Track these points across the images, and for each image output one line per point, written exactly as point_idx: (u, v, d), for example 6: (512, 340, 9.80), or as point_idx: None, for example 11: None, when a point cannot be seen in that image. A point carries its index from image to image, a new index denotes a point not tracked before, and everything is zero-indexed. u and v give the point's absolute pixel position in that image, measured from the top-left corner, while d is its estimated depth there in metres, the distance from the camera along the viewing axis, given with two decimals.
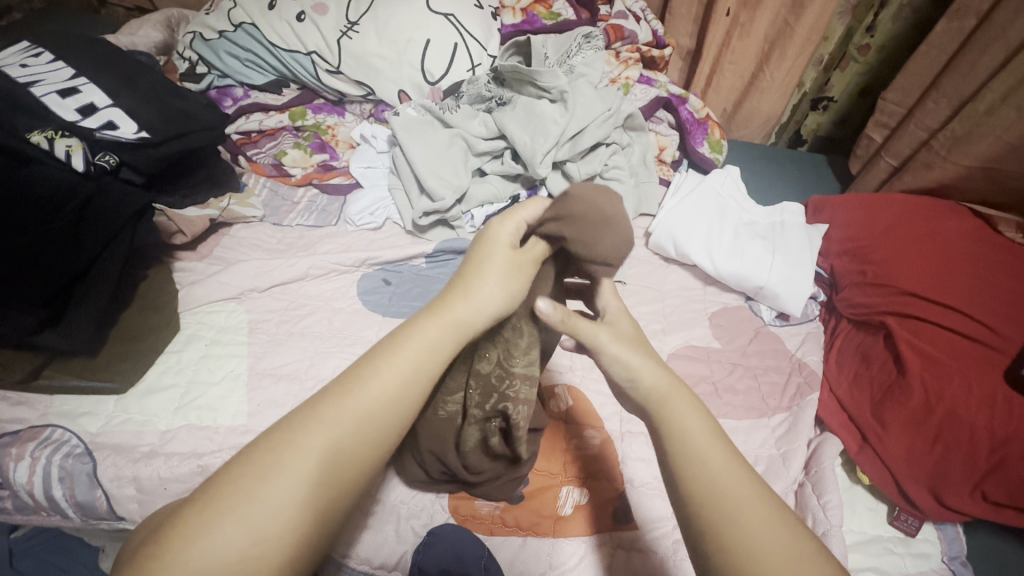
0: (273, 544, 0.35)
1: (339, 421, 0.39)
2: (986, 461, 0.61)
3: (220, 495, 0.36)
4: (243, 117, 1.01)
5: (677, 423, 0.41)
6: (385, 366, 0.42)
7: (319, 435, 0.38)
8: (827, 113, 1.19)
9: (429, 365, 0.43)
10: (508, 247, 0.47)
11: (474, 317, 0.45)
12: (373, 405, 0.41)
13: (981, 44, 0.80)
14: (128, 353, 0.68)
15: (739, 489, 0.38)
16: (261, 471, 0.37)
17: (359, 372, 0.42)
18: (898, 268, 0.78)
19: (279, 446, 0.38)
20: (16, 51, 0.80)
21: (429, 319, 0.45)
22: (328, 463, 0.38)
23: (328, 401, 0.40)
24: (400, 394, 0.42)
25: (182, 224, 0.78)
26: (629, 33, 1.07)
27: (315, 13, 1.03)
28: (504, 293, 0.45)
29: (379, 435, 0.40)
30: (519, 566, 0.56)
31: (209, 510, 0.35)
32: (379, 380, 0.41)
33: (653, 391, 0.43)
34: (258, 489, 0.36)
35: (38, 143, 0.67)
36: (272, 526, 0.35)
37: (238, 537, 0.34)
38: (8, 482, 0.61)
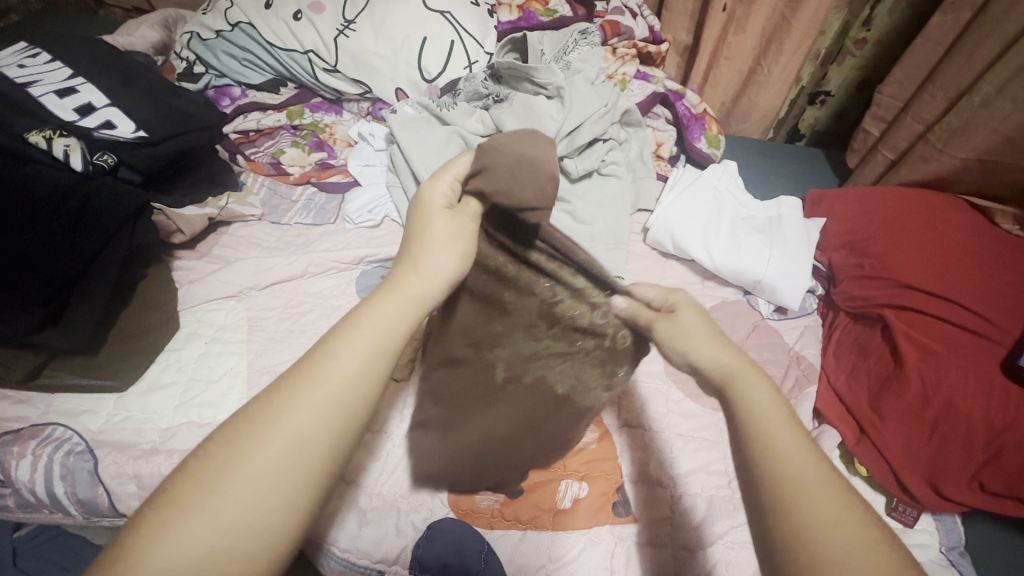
0: (240, 530, 0.34)
1: (297, 409, 0.38)
2: (983, 451, 0.61)
3: (179, 492, 0.35)
4: (241, 116, 1.01)
5: (751, 400, 0.41)
6: (341, 347, 0.41)
7: (278, 424, 0.38)
8: (824, 107, 1.19)
9: (384, 340, 0.43)
10: (441, 211, 0.52)
11: (425, 286, 0.47)
12: (334, 387, 0.39)
13: (977, 36, 0.79)
14: (128, 352, 0.68)
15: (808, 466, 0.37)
16: (223, 464, 0.36)
17: (314, 355, 0.41)
18: (895, 261, 0.78)
19: (241, 438, 0.37)
20: (13, 52, 0.80)
21: (384, 299, 0.46)
22: (292, 451, 0.37)
23: (284, 388, 0.40)
24: (359, 372, 0.41)
25: (180, 223, 0.78)
26: (626, 29, 1.07)
27: (311, 11, 1.03)
28: (454, 249, 0.50)
29: (343, 416, 0.39)
30: (518, 559, 0.57)
31: (170, 506, 0.35)
32: (337, 364, 0.41)
33: (725, 368, 0.43)
34: (220, 482, 0.36)
35: (37, 143, 0.68)
36: (236, 514, 0.35)
37: (203, 530, 0.34)
38: (11, 480, 0.61)
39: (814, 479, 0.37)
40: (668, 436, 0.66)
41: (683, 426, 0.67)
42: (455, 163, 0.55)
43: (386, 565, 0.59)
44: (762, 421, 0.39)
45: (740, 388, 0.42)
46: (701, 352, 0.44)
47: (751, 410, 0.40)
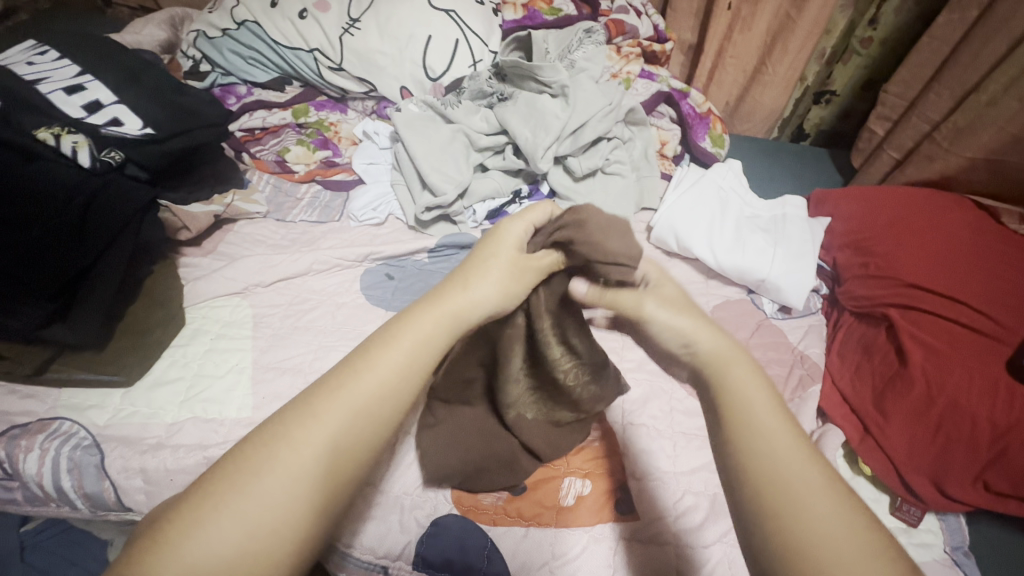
0: (267, 535, 0.34)
1: (332, 417, 0.39)
2: (988, 451, 0.61)
3: (213, 491, 0.35)
4: (247, 115, 1.01)
5: (738, 394, 0.40)
6: (380, 358, 0.42)
7: (313, 430, 0.38)
8: (829, 106, 1.19)
9: (421, 355, 0.43)
10: (516, 250, 0.50)
11: (471, 309, 0.46)
12: (369, 396, 0.40)
13: (984, 35, 0.79)
14: (134, 348, 0.69)
15: (798, 464, 0.36)
16: (255, 467, 0.36)
17: (352, 364, 0.42)
18: (901, 260, 0.77)
19: (275, 441, 0.37)
20: (23, 50, 0.81)
21: (427, 308, 0.45)
22: (325, 458, 0.37)
23: (320, 394, 0.40)
24: (393, 386, 0.41)
25: (188, 220, 0.79)
26: (631, 28, 1.07)
27: (317, 10, 1.04)
28: (504, 285, 0.48)
29: (373, 427, 0.39)
30: (521, 556, 0.57)
31: (202, 506, 0.35)
32: (374, 375, 0.41)
33: (714, 361, 0.43)
34: (251, 485, 0.36)
35: (45, 140, 0.69)
36: (265, 517, 0.35)
37: (232, 532, 0.34)
38: (18, 473, 0.62)
39: (805, 478, 0.36)
40: (671, 434, 0.66)
41: (685, 424, 0.67)
42: (536, 208, 0.53)
43: (391, 561, 0.59)
44: (750, 417, 0.39)
45: (730, 382, 0.41)
46: (703, 338, 0.44)
47: (736, 405, 0.40)
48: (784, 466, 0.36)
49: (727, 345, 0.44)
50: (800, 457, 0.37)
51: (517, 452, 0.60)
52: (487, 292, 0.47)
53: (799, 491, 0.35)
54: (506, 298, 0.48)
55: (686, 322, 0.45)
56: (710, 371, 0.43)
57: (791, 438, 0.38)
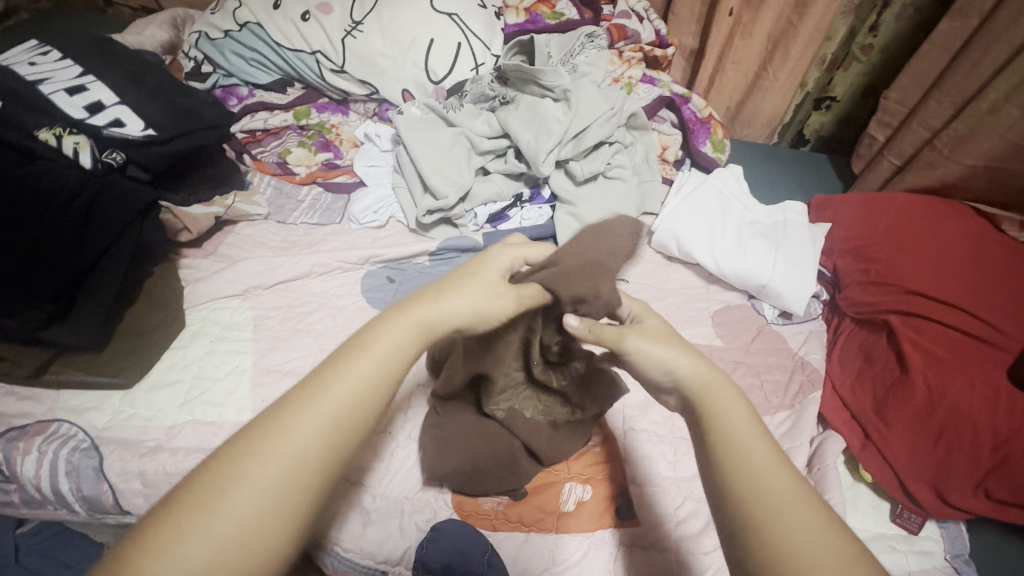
0: (236, 550, 0.34)
1: (302, 428, 0.38)
2: (990, 459, 0.61)
3: (181, 506, 0.35)
4: (247, 116, 1.01)
5: (721, 413, 0.41)
6: (350, 368, 0.41)
7: (282, 442, 0.38)
8: (829, 112, 1.19)
9: (391, 365, 0.43)
10: (497, 273, 0.50)
11: (445, 322, 0.46)
12: (340, 407, 0.40)
13: (984, 43, 0.79)
14: (133, 350, 0.68)
15: (777, 475, 0.37)
16: (222, 482, 0.36)
17: (321, 375, 0.41)
18: (901, 267, 0.78)
19: (244, 455, 0.37)
20: (25, 50, 0.81)
21: (397, 317, 0.45)
22: (295, 470, 0.37)
23: (289, 405, 0.40)
24: (364, 395, 0.41)
25: (188, 221, 0.79)
26: (632, 33, 1.08)
27: (319, 12, 1.04)
28: (475, 302, 0.47)
29: (345, 436, 0.39)
30: (522, 562, 0.57)
31: (166, 522, 0.34)
32: (344, 384, 0.41)
33: (697, 385, 0.43)
34: (219, 500, 0.35)
35: (47, 140, 0.69)
36: (232, 534, 0.34)
37: (201, 548, 0.34)
38: (15, 476, 0.61)
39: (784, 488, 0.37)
40: (672, 439, 0.66)
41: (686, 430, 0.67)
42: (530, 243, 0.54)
43: (390, 567, 0.59)
44: (735, 435, 0.39)
45: (714, 404, 0.41)
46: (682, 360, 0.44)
47: (720, 423, 0.40)
48: (764, 475, 0.37)
49: (708, 367, 0.44)
50: (778, 473, 0.37)
51: (517, 453, 0.59)
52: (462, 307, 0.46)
53: (780, 502, 0.36)
54: (478, 318, 0.47)
55: (663, 351, 0.45)
56: (694, 394, 0.43)
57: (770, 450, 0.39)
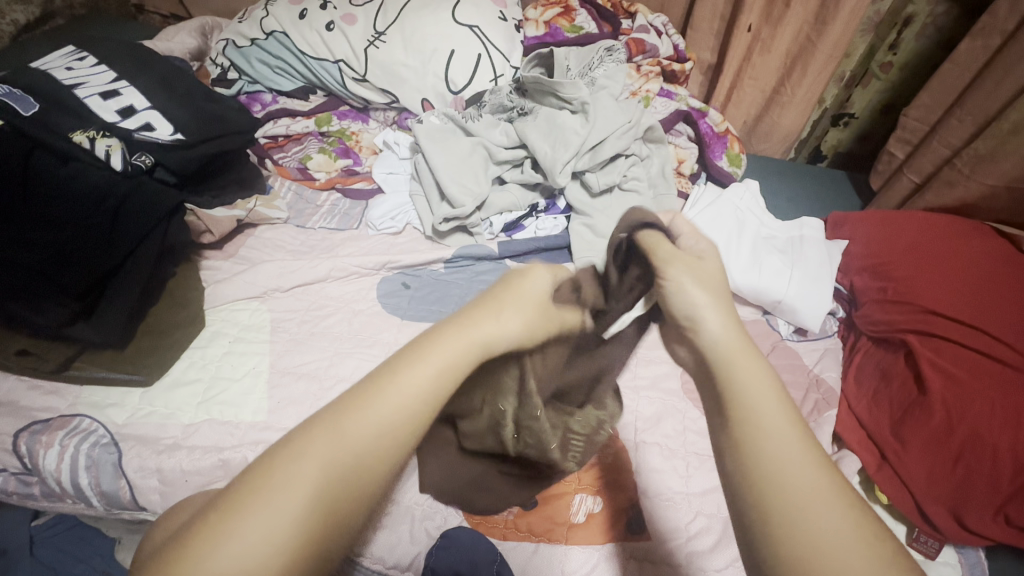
0: (284, 555, 0.33)
1: (353, 439, 0.37)
2: (1010, 485, 0.60)
3: (231, 511, 0.34)
4: (271, 122, 1.04)
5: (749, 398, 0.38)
6: (402, 379, 0.39)
7: (332, 450, 0.36)
8: (847, 129, 1.19)
9: (446, 379, 0.40)
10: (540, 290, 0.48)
11: (499, 335, 0.44)
12: (395, 418, 0.38)
13: (1007, 63, 0.79)
14: (154, 348, 0.70)
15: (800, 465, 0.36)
16: (272, 490, 0.34)
17: (375, 381, 0.39)
18: (920, 286, 0.77)
19: (293, 458, 0.36)
20: (63, 55, 0.83)
21: (453, 327, 0.42)
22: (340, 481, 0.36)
23: (344, 412, 0.38)
24: (418, 409, 0.39)
25: (210, 223, 0.80)
26: (651, 47, 1.09)
27: (343, 22, 1.06)
28: (521, 318, 0.45)
29: (394, 449, 0.38)
30: (531, 571, 0.57)
31: (212, 530, 0.33)
32: (396, 395, 0.39)
33: (724, 352, 0.41)
34: (269, 501, 0.34)
35: (81, 142, 0.71)
36: (279, 545, 0.33)
37: (251, 552, 0.32)
38: (37, 469, 0.63)
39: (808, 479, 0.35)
40: (684, 454, 0.66)
41: (699, 444, 0.67)
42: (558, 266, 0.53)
43: (399, 572, 0.59)
44: (756, 419, 0.37)
45: (737, 380, 0.39)
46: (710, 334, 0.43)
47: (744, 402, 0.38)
48: (786, 462, 0.36)
49: (741, 340, 0.42)
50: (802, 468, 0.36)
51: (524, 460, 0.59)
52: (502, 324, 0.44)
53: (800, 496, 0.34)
54: (530, 331, 0.46)
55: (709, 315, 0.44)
56: (719, 360, 0.41)
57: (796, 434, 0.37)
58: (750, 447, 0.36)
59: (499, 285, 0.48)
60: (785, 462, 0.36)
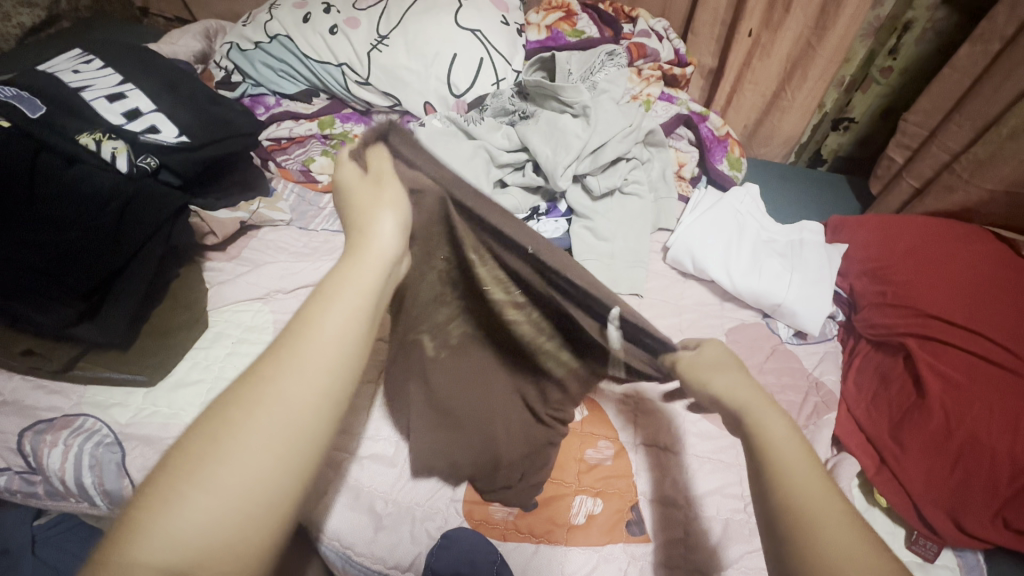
0: (244, 500, 0.34)
1: (288, 376, 0.38)
2: (1008, 488, 0.60)
3: (177, 465, 0.35)
4: (274, 124, 1.05)
5: (768, 437, 0.42)
6: (321, 316, 0.41)
7: (269, 388, 0.37)
8: (847, 134, 1.19)
9: (359, 303, 0.43)
10: (355, 175, 0.51)
11: (379, 241, 0.47)
12: (323, 351, 0.40)
13: (1006, 68, 0.79)
14: (158, 348, 0.70)
15: (817, 490, 0.38)
16: (215, 437, 0.36)
17: (292, 329, 0.41)
18: (920, 290, 0.77)
19: (228, 414, 0.36)
20: (69, 58, 0.84)
21: (350, 262, 0.45)
22: (284, 416, 0.37)
23: (273, 357, 0.39)
24: (343, 337, 0.41)
25: (214, 225, 0.81)
26: (652, 51, 1.09)
27: (347, 26, 1.07)
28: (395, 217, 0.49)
29: (330, 377, 0.39)
30: (531, 572, 0.57)
31: (163, 489, 0.34)
32: (320, 330, 0.40)
33: (742, 403, 0.45)
34: (214, 453, 0.35)
35: (87, 145, 0.73)
36: (236, 483, 0.34)
37: (212, 503, 0.34)
38: (42, 468, 0.64)
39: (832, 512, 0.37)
40: (684, 456, 0.66)
41: (699, 446, 0.67)
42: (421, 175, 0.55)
43: (399, 573, 0.59)
44: (778, 456, 0.40)
45: (757, 425, 0.43)
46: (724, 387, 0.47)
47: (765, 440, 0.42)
48: (805, 488, 0.38)
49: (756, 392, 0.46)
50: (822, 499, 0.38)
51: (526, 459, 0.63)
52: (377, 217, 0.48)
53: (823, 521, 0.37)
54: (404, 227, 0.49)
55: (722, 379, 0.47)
56: (738, 411, 0.45)
57: (813, 467, 0.40)
58: (778, 479, 0.39)
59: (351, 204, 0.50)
60: (805, 495, 0.38)
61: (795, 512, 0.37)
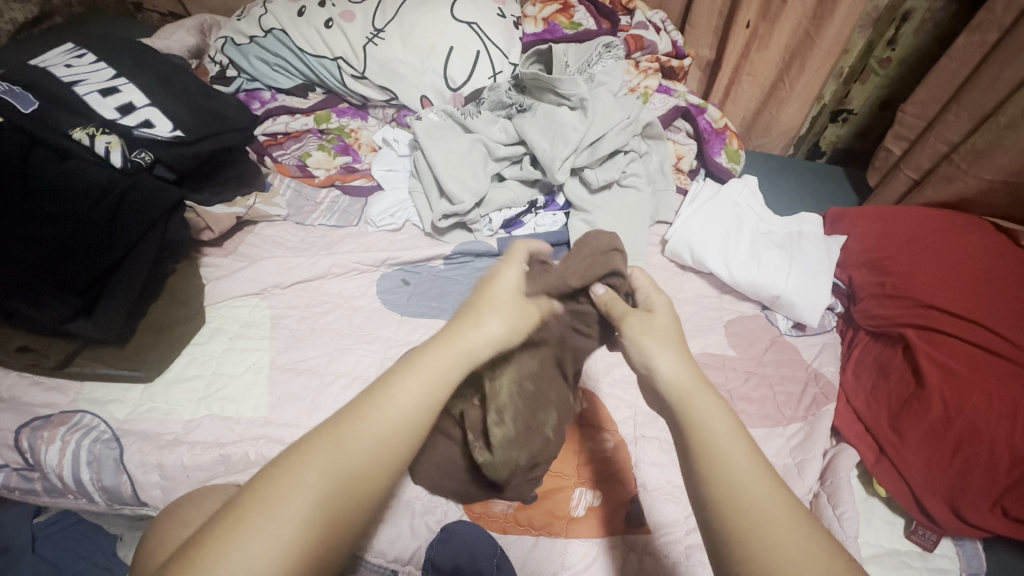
0: (290, 566, 0.35)
1: (357, 447, 0.39)
2: (1008, 477, 0.60)
3: (245, 514, 0.36)
4: (270, 119, 1.04)
5: (702, 421, 0.41)
6: (400, 390, 0.42)
7: (339, 456, 0.39)
8: (846, 125, 1.19)
9: (438, 391, 0.43)
10: (512, 288, 0.49)
11: (481, 343, 0.45)
12: (386, 429, 0.40)
13: (1003, 58, 0.79)
14: (156, 344, 0.70)
15: (754, 479, 0.38)
16: (284, 492, 0.37)
17: (372, 394, 0.42)
18: (917, 280, 0.77)
19: (299, 468, 0.38)
20: (61, 52, 0.83)
21: (441, 344, 0.44)
22: (343, 484, 0.38)
23: (347, 423, 0.40)
24: (412, 417, 0.41)
25: (211, 221, 0.81)
26: (649, 43, 1.08)
27: (342, 20, 1.06)
28: (512, 323, 0.47)
29: (394, 456, 0.40)
30: (530, 565, 0.57)
31: (228, 531, 0.35)
32: (394, 407, 0.41)
33: (683, 386, 0.43)
34: (280, 511, 0.36)
35: (80, 139, 0.71)
36: (291, 544, 0.35)
37: (262, 558, 0.34)
38: (39, 465, 0.63)
39: (768, 505, 0.37)
40: None
41: None
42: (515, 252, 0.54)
43: (399, 566, 0.59)
44: (709, 444, 0.40)
45: (694, 414, 0.42)
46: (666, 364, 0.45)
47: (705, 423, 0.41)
48: (745, 481, 0.38)
49: (692, 375, 0.44)
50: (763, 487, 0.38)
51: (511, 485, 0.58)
52: (508, 312, 0.47)
53: (753, 518, 0.36)
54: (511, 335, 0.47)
55: (660, 351, 0.45)
56: (678, 394, 0.43)
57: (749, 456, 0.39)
58: (714, 471, 0.39)
59: (477, 294, 0.49)
60: (746, 491, 0.38)
61: (729, 499, 0.37)
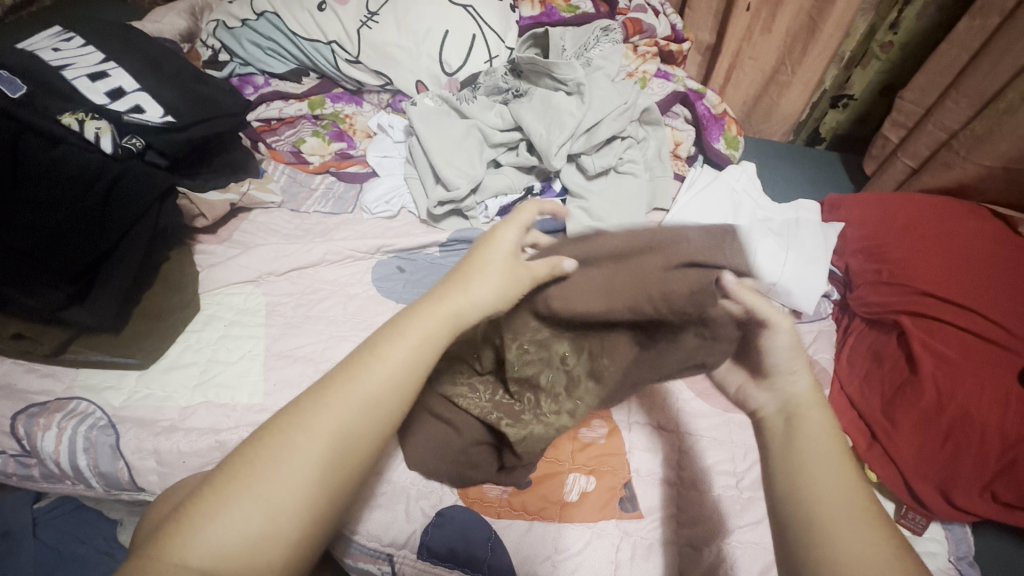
0: (282, 520, 0.35)
1: (347, 407, 0.39)
2: (998, 464, 0.60)
3: (236, 474, 0.36)
4: (263, 105, 1.03)
5: (803, 433, 0.44)
6: (391, 353, 0.42)
7: (330, 416, 0.39)
8: (846, 111, 1.17)
9: (425, 352, 0.43)
10: (507, 253, 0.50)
11: (467, 306, 0.46)
12: (376, 390, 0.41)
13: (1004, 43, 0.78)
14: (150, 331, 0.70)
15: (841, 491, 0.40)
16: (276, 450, 0.37)
17: (362, 357, 0.42)
18: (914, 268, 0.77)
19: (287, 429, 0.38)
20: (49, 36, 0.82)
21: (428, 309, 0.45)
22: (335, 444, 0.38)
23: (334, 385, 0.41)
24: (401, 378, 0.42)
25: (204, 208, 0.80)
26: (649, 27, 1.07)
27: (336, 3, 1.04)
28: (499, 290, 0.48)
29: (384, 413, 0.41)
30: (525, 549, 0.57)
31: (219, 492, 0.35)
32: (384, 367, 0.42)
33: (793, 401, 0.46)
34: (272, 469, 0.36)
35: (69, 125, 0.71)
36: (286, 499, 0.36)
37: (255, 513, 0.35)
38: (36, 451, 0.64)
39: (849, 516, 0.39)
40: (677, 434, 0.66)
41: (691, 425, 0.66)
42: (524, 210, 0.52)
43: (395, 550, 0.60)
44: (806, 448, 0.43)
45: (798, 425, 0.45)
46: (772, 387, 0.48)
47: (803, 439, 0.44)
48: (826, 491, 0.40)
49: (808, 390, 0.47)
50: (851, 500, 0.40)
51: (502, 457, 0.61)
52: (494, 281, 0.48)
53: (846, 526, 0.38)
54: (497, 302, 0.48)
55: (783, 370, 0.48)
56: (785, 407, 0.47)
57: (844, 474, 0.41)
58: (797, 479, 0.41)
59: (470, 256, 0.50)
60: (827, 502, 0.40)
61: (811, 507, 0.40)
